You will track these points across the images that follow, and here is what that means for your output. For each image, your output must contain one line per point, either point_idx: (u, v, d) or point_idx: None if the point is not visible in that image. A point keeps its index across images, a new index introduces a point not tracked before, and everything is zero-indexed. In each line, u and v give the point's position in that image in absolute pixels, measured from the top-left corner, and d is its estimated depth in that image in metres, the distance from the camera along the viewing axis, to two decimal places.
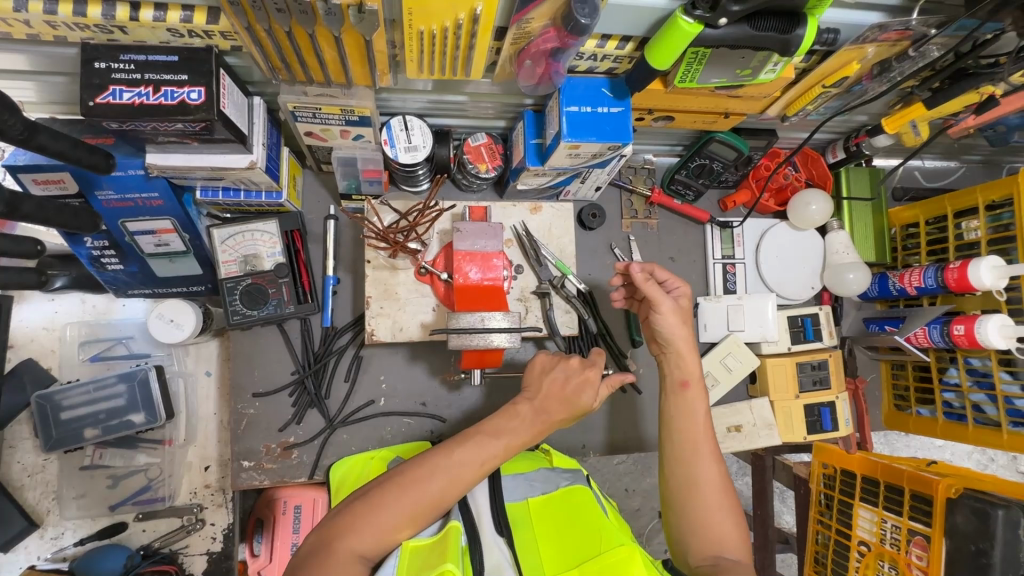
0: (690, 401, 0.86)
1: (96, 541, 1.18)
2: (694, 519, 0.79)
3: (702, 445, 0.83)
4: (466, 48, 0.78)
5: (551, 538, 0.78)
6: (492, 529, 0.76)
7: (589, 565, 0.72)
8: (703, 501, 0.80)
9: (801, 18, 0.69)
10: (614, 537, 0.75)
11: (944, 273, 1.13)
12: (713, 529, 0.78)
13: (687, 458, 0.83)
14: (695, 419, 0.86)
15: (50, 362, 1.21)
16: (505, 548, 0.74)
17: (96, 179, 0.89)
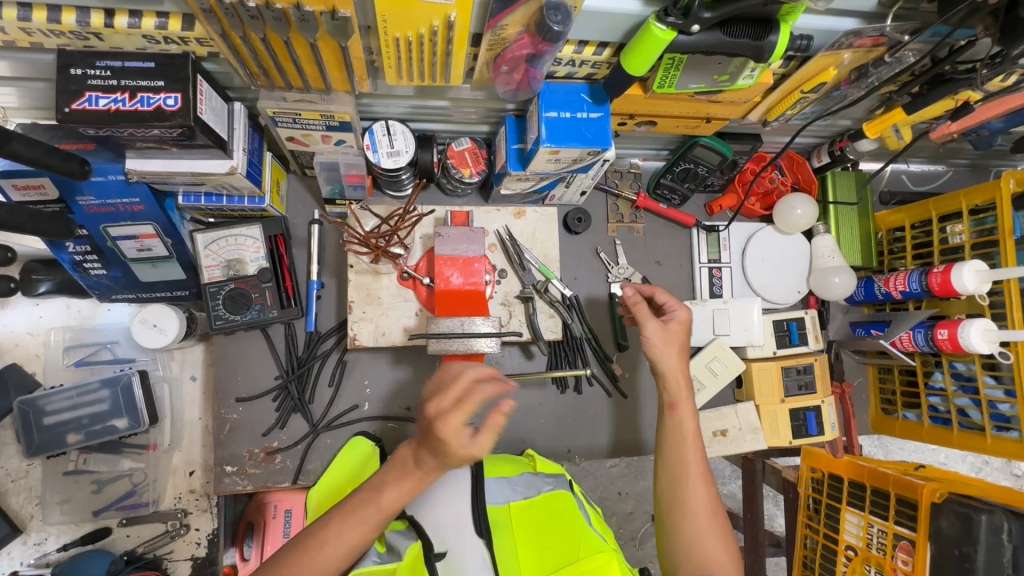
0: (678, 423, 0.90)
1: (80, 546, 1.18)
2: (686, 540, 0.82)
3: (692, 467, 0.86)
4: (442, 54, 0.78)
5: (531, 543, 0.79)
6: (470, 532, 0.78)
7: (565, 571, 0.73)
8: (695, 523, 0.83)
9: (774, 24, 0.69)
10: (592, 544, 0.75)
11: (928, 277, 1.13)
12: (705, 552, 0.81)
13: (679, 481, 0.86)
14: (686, 441, 0.88)
15: (35, 367, 1.21)
16: (481, 550, 0.76)
17: (76, 184, 0.89)
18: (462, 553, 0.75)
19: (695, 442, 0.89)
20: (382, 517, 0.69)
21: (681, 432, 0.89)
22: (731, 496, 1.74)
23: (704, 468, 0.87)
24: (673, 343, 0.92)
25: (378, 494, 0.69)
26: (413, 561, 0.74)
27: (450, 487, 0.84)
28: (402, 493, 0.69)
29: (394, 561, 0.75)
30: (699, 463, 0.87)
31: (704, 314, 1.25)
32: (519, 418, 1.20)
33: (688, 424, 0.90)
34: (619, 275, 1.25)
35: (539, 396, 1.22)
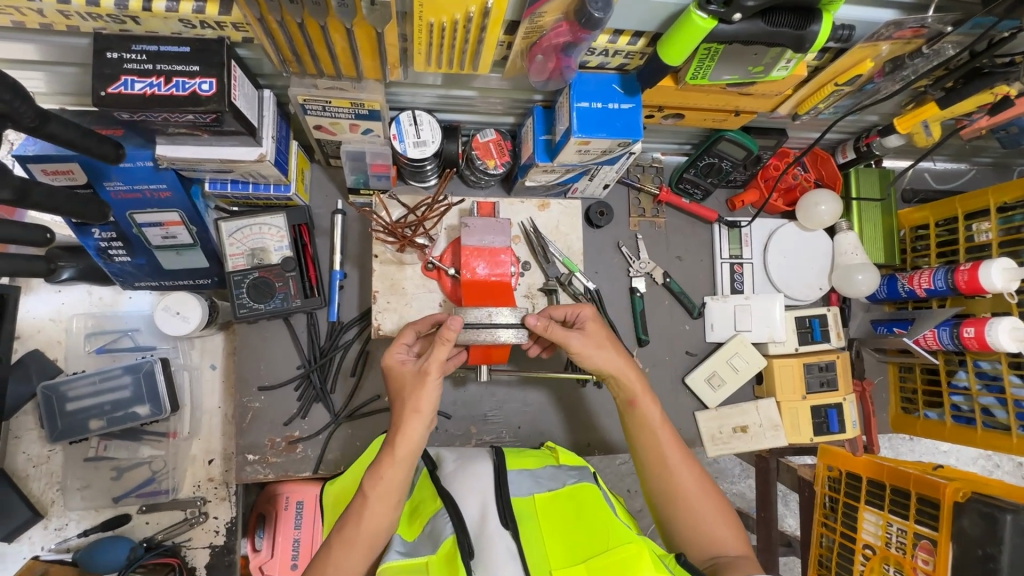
0: (646, 414, 0.92)
1: (99, 532, 1.18)
2: (687, 524, 0.86)
3: (672, 456, 0.89)
4: (477, 42, 0.77)
5: (557, 534, 0.78)
6: (497, 523, 0.77)
7: (594, 562, 0.72)
8: (691, 509, 0.87)
9: (816, 14, 0.68)
10: (621, 535, 0.75)
11: (954, 275, 1.12)
12: (707, 532, 0.86)
13: (663, 472, 0.89)
14: (658, 433, 0.91)
15: (57, 353, 1.21)
16: (509, 540, 0.75)
17: (106, 169, 0.89)
18: (490, 545, 0.74)
19: (667, 430, 0.91)
20: (375, 510, 0.81)
21: (651, 421, 0.91)
22: (742, 495, 1.73)
23: (684, 454, 0.90)
24: (603, 345, 0.92)
25: (368, 492, 0.81)
26: (442, 557, 0.75)
27: (469, 481, 0.85)
28: (384, 484, 0.81)
29: (426, 555, 0.77)
30: (679, 449, 0.90)
31: (724, 309, 1.25)
32: (538, 411, 1.20)
33: (653, 411, 0.92)
34: (640, 270, 1.25)
35: (557, 390, 1.22)
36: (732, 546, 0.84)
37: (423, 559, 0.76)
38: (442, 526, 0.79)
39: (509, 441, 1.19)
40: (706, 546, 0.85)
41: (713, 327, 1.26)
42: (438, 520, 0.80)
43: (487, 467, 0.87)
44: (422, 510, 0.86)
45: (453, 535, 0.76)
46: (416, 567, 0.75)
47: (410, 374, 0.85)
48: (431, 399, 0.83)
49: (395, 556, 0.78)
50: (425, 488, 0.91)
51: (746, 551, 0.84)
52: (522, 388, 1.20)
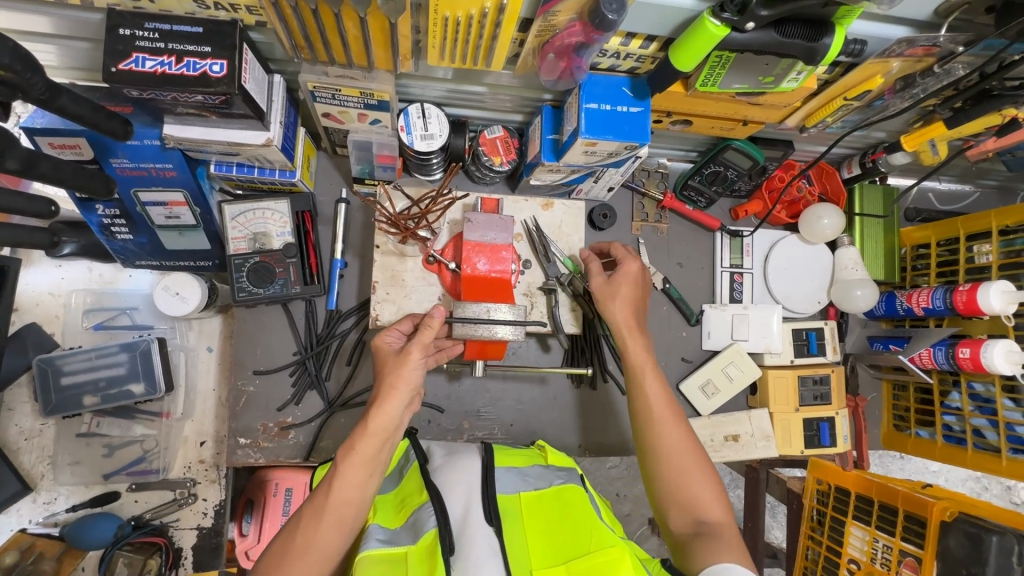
0: (635, 365, 0.94)
1: (88, 508, 1.19)
2: (670, 480, 0.86)
3: (659, 411, 0.90)
4: (490, 38, 0.78)
5: (541, 534, 0.78)
6: (480, 520, 0.77)
7: (575, 564, 0.72)
8: (677, 466, 0.86)
9: (829, 26, 0.69)
10: (604, 538, 0.75)
11: (952, 295, 1.12)
12: (689, 491, 0.85)
13: (651, 428, 0.90)
14: (648, 388, 0.92)
15: (54, 328, 1.21)
16: (491, 538, 0.75)
17: (112, 145, 0.89)
18: (471, 540, 0.74)
19: (657, 383, 0.92)
20: (348, 482, 0.80)
21: (642, 373, 0.93)
22: None
23: (674, 411, 0.91)
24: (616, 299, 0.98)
25: (340, 462, 0.81)
26: (423, 549, 0.74)
27: (457, 474, 0.85)
28: (357, 457, 0.80)
29: (407, 544, 0.76)
30: (668, 405, 0.91)
31: (722, 318, 1.26)
32: (531, 409, 1.20)
33: (645, 363, 0.94)
34: None
35: (551, 390, 1.21)
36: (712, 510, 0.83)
37: (403, 550, 0.76)
38: (425, 518, 0.78)
39: (501, 438, 1.19)
40: (687, 506, 0.84)
41: (710, 334, 1.26)
42: (422, 512, 0.80)
43: (476, 463, 0.87)
44: (408, 501, 0.86)
45: (435, 529, 0.75)
46: (395, 557, 0.75)
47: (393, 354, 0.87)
48: (411, 377, 0.84)
49: (375, 543, 0.78)
50: (412, 480, 0.90)
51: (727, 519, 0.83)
52: (517, 386, 1.20)
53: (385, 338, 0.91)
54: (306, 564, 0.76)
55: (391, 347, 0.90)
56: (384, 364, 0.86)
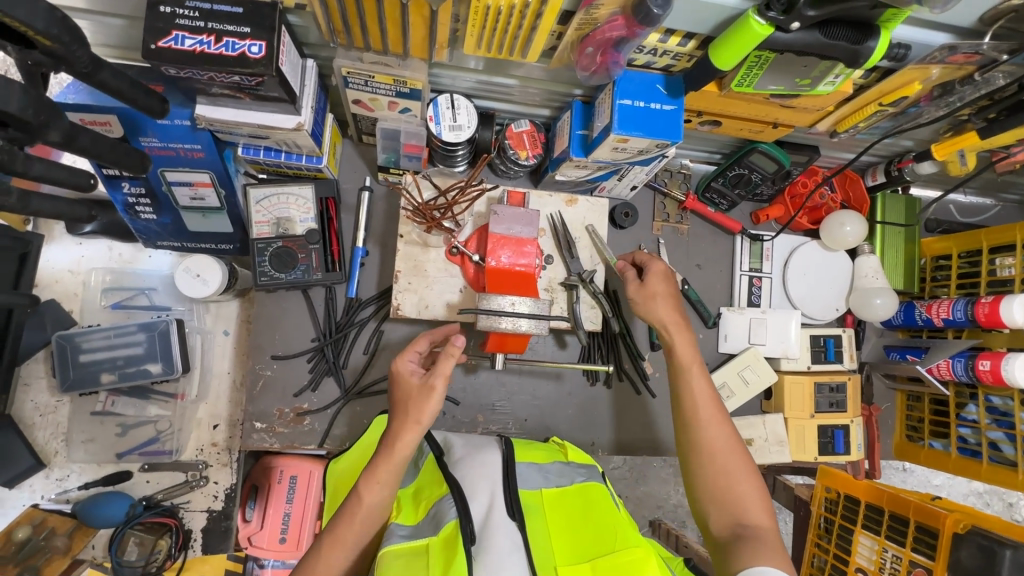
0: (682, 362, 0.92)
1: (100, 487, 1.19)
2: (712, 478, 0.85)
3: (703, 407, 0.89)
4: (528, 29, 0.78)
5: (563, 532, 0.79)
6: (503, 514, 0.77)
7: (601, 561, 0.72)
8: (719, 464, 0.85)
9: (874, 29, 0.68)
10: (629, 536, 0.75)
11: (974, 307, 1.12)
12: (732, 490, 0.83)
13: (696, 425, 0.88)
14: (693, 383, 0.91)
15: (73, 305, 1.22)
16: (515, 532, 0.75)
17: (143, 123, 0.88)
18: (495, 534, 0.74)
19: (703, 380, 0.91)
20: (370, 513, 0.79)
21: (688, 371, 0.91)
22: None
23: (718, 407, 0.89)
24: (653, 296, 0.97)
25: (362, 493, 0.80)
26: (445, 539, 0.74)
27: (478, 467, 0.85)
28: (378, 487, 0.79)
29: (428, 537, 0.76)
30: (712, 402, 0.89)
31: (739, 321, 1.25)
32: (546, 406, 1.20)
33: (691, 359, 0.92)
34: None
35: (566, 387, 1.21)
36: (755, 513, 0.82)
37: (425, 542, 0.76)
38: (446, 510, 0.78)
39: (514, 433, 1.19)
40: (728, 505, 0.83)
41: (727, 337, 1.26)
42: (443, 504, 0.80)
43: (497, 457, 0.87)
44: (426, 495, 0.86)
45: (456, 520, 0.75)
46: (417, 550, 0.75)
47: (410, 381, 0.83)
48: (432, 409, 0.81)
49: (397, 539, 0.78)
50: (430, 472, 0.91)
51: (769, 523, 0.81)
52: (532, 381, 1.20)
53: (402, 365, 0.84)
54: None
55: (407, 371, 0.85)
56: (406, 396, 0.82)
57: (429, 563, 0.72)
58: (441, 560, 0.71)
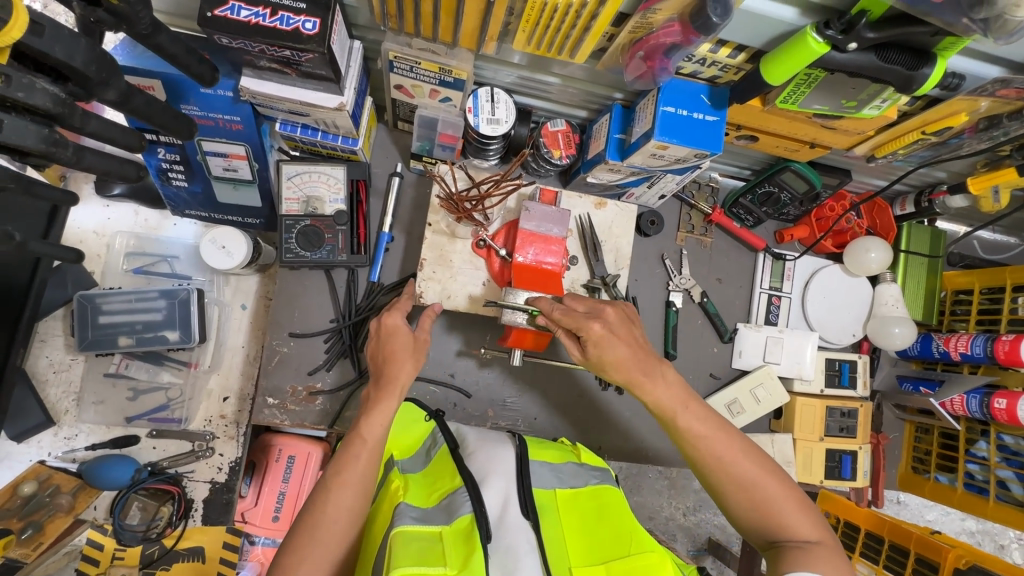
0: (670, 404, 0.82)
1: (107, 449, 1.19)
2: (755, 508, 0.78)
3: (715, 438, 0.81)
4: (581, 29, 0.78)
5: (578, 534, 0.79)
6: (517, 512, 0.78)
7: (616, 564, 0.73)
8: (760, 494, 0.78)
9: (930, 56, 0.69)
10: (642, 542, 0.76)
11: (994, 344, 1.11)
12: (779, 516, 0.77)
13: (711, 458, 0.81)
14: (692, 421, 0.82)
15: (95, 267, 1.22)
16: (528, 531, 0.76)
17: (187, 91, 0.89)
18: (512, 532, 0.75)
19: (699, 407, 0.83)
20: (372, 451, 0.84)
21: (678, 405, 0.82)
22: (721, 528, 1.72)
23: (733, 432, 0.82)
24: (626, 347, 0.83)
25: (361, 427, 0.85)
26: (458, 532, 0.74)
27: (492, 464, 0.86)
28: (377, 420, 0.85)
29: (440, 525, 0.76)
30: (722, 429, 0.82)
31: (756, 339, 1.25)
32: (556, 406, 1.20)
33: (678, 393, 0.83)
34: (680, 285, 1.24)
35: (578, 389, 1.21)
36: (812, 532, 0.77)
37: (436, 530, 0.76)
38: (459, 503, 0.79)
39: (523, 430, 1.18)
40: (781, 534, 0.77)
41: (742, 354, 1.25)
42: (457, 496, 0.80)
43: (510, 454, 0.88)
44: (438, 483, 0.86)
45: (470, 514, 0.76)
46: (429, 536, 0.75)
47: (402, 331, 0.93)
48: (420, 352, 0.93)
49: (408, 520, 0.78)
50: (443, 462, 0.90)
51: (825, 537, 0.76)
52: (545, 380, 1.20)
53: (394, 320, 0.93)
54: (336, 527, 0.79)
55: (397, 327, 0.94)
56: (400, 344, 0.91)
57: (444, 551, 0.72)
58: (458, 552, 0.71)
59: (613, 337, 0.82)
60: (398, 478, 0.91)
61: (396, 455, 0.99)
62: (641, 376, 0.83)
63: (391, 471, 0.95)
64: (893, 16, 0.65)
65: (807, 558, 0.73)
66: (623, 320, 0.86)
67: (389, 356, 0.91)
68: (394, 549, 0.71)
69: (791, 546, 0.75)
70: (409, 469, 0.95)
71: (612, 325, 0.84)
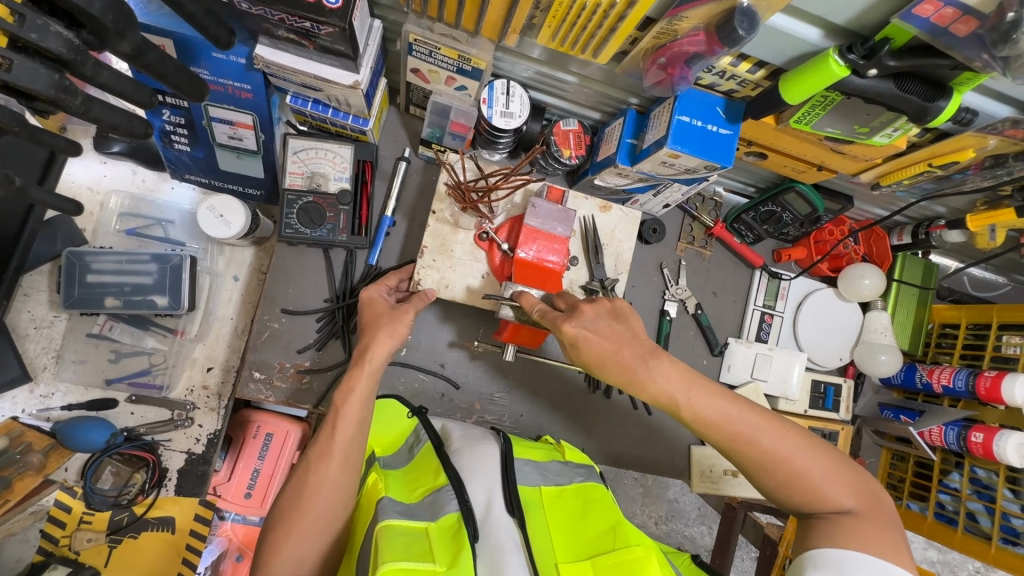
0: (673, 398, 0.79)
1: (83, 411, 1.17)
2: (784, 483, 0.76)
3: (729, 420, 0.78)
4: (607, 30, 0.78)
5: (563, 530, 0.82)
6: (502, 511, 0.80)
7: (602, 560, 0.75)
8: (787, 472, 0.76)
9: (945, 90, 0.70)
10: (630, 537, 0.76)
11: (976, 379, 1.13)
12: (811, 490, 0.75)
13: (734, 441, 0.78)
14: (709, 406, 0.79)
15: (86, 224, 1.19)
16: (513, 528, 0.78)
17: (199, 53, 0.87)
18: (495, 532, 0.77)
19: (703, 387, 0.79)
20: (352, 426, 0.85)
21: (680, 393, 0.79)
22: (692, 539, 1.74)
23: (750, 410, 0.79)
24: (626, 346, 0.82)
25: (340, 407, 0.86)
26: (444, 528, 0.77)
27: (478, 462, 0.88)
28: (356, 400, 0.86)
29: (426, 521, 0.78)
30: (737, 409, 0.78)
31: (746, 354, 1.25)
32: (543, 405, 1.20)
33: (678, 381, 0.79)
34: (675, 295, 1.25)
35: (566, 388, 1.21)
36: (848, 500, 0.74)
37: (422, 525, 0.78)
38: (445, 501, 0.80)
39: (508, 427, 1.18)
40: (813, 508, 0.75)
41: (730, 368, 1.25)
42: (442, 494, 0.81)
43: (495, 452, 0.90)
44: (421, 481, 0.87)
45: (457, 512, 0.78)
46: (415, 531, 0.77)
47: (387, 311, 0.95)
48: (408, 323, 0.93)
49: (393, 515, 0.79)
50: (426, 461, 0.90)
51: (859, 505, 0.74)
52: (535, 377, 1.20)
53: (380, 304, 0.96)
54: (320, 503, 0.80)
55: (386, 305, 0.96)
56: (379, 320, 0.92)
57: (431, 547, 0.74)
58: (445, 548, 0.74)
59: (588, 335, 0.82)
60: (376, 473, 0.92)
61: (378, 451, 0.99)
62: (637, 373, 0.80)
63: (372, 465, 0.96)
64: (915, 46, 0.66)
65: (841, 532, 0.71)
66: (606, 318, 0.85)
67: (369, 331, 0.92)
68: (379, 543, 0.72)
69: (824, 520, 0.74)
70: (390, 464, 0.96)
71: (588, 323, 0.83)
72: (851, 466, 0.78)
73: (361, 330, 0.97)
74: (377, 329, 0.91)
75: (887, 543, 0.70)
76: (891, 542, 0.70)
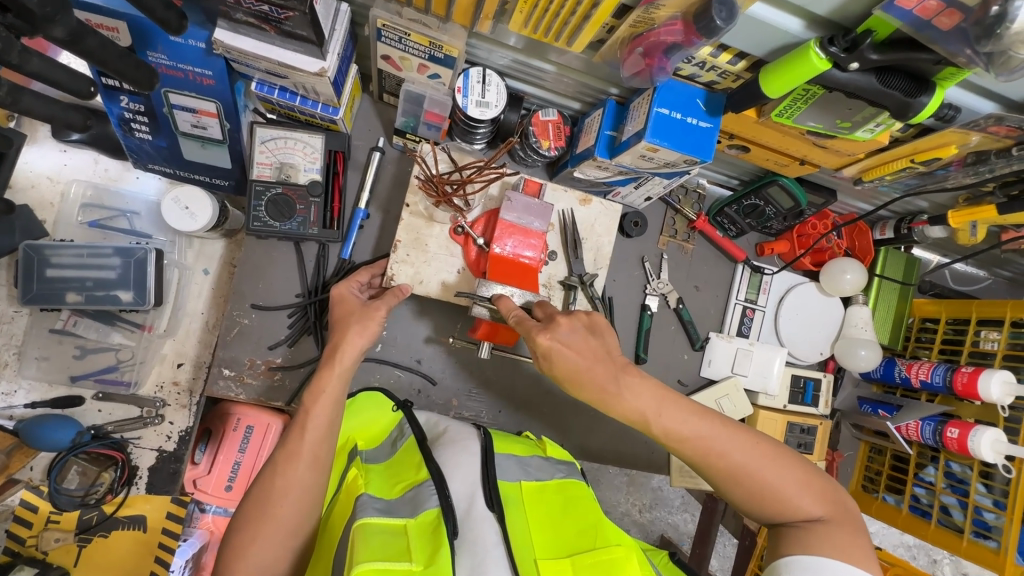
0: (641, 413, 0.79)
1: (48, 409, 1.14)
2: (755, 495, 0.76)
3: (696, 432, 0.78)
4: (581, 17, 0.74)
5: (544, 524, 0.81)
6: (482, 505, 0.79)
7: (582, 558, 0.74)
8: (757, 485, 0.76)
9: (930, 85, 0.68)
10: (610, 537, 0.77)
11: (953, 374, 1.13)
12: (779, 501, 0.75)
13: (702, 456, 0.78)
14: (677, 420, 0.79)
15: (46, 216, 1.15)
16: (494, 524, 0.77)
17: (154, 36, 0.82)
18: (477, 526, 0.76)
19: (678, 395, 0.81)
20: (320, 430, 0.82)
21: (653, 405, 0.79)
22: (675, 527, 1.76)
23: (718, 422, 0.79)
24: (600, 355, 0.80)
25: (311, 408, 0.83)
26: (424, 526, 0.75)
27: (458, 458, 0.87)
28: (327, 400, 0.83)
29: (405, 518, 0.77)
30: (701, 419, 0.79)
31: (727, 349, 1.24)
32: (522, 401, 1.18)
33: (653, 393, 0.79)
34: (657, 290, 1.23)
35: (546, 385, 1.19)
36: (816, 509, 0.75)
37: (401, 522, 0.76)
38: (425, 496, 0.79)
39: (487, 422, 1.17)
40: (785, 517, 0.76)
41: (711, 363, 1.25)
42: (423, 490, 0.80)
43: (475, 446, 0.89)
44: (402, 476, 0.86)
45: (437, 507, 0.77)
46: (393, 529, 0.75)
47: (358, 308, 0.91)
48: (381, 320, 0.90)
49: (371, 513, 0.77)
50: (408, 454, 0.90)
51: (827, 511, 0.75)
52: (514, 372, 1.18)
53: (353, 302, 0.93)
54: (287, 505, 0.78)
55: (357, 302, 0.93)
56: (351, 316, 0.89)
57: (410, 546, 0.73)
58: (423, 546, 0.73)
59: (559, 348, 0.80)
60: (357, 468, 0.90)
61: (360, 443, 0.98)
62: (609, 390, 0.79)
63: (353, 459, 0.94)
64: (898, 40, 0.64)
65: (813, 539, 0.72)
66: (580, 330, 0.82)
67: (340, 328, 0.89)
68: (356, 543, 0.70)
69: (796, 529, 0.74)
70: (372, 459, 0.94)
71: (560, 336, 0.81)
72: (821, 475, 0.79)
73: (331, 328, 0.94)
74: (347, 326, 0.89)
75: (855, 549, 0.71)
76: (860, 548, 0.71)
